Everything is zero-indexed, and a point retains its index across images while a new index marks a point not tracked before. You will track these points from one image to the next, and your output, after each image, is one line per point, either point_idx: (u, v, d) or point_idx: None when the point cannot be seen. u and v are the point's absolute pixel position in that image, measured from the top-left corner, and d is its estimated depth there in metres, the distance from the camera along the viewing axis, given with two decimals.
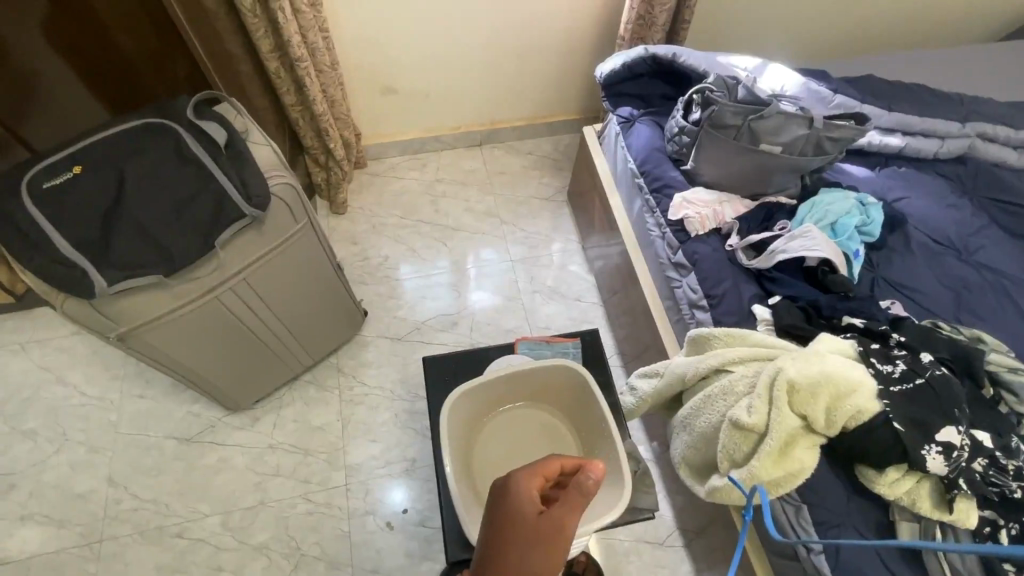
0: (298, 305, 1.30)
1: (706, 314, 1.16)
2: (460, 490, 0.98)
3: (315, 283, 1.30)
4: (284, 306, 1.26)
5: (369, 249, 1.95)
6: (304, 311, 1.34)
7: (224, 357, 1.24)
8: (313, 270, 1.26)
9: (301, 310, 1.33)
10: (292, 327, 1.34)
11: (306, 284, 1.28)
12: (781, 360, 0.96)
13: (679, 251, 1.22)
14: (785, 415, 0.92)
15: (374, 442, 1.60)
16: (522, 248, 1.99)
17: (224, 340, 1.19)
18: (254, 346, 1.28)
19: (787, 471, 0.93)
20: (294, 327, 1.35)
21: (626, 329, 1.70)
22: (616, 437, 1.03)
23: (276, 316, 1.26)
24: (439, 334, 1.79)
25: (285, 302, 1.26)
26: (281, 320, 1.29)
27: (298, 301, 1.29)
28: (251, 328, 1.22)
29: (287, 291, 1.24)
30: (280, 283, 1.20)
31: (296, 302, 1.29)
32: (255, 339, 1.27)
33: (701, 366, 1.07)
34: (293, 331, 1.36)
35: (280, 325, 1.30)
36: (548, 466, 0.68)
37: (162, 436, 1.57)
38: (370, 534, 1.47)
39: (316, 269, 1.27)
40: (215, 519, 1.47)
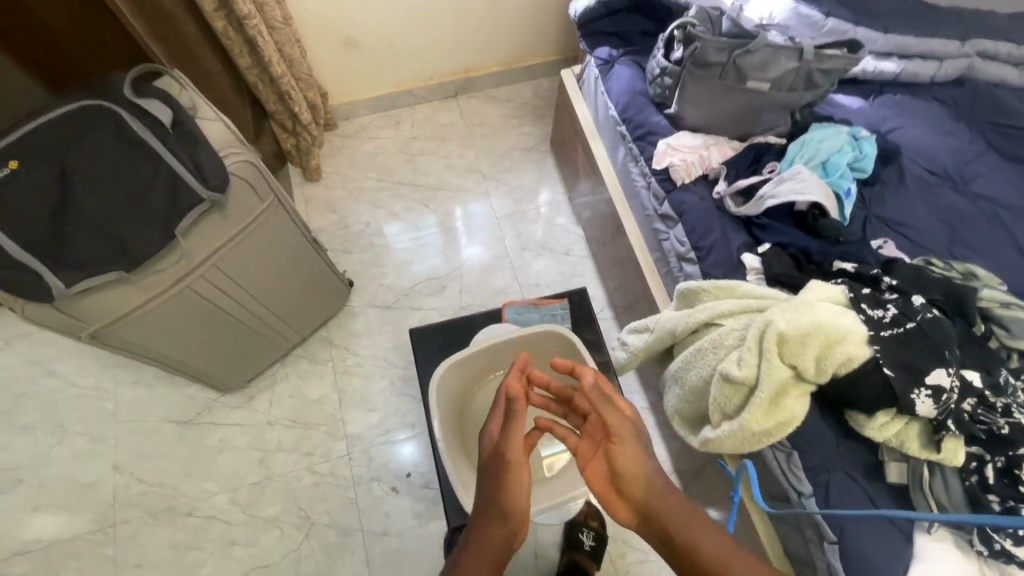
0: (277, 283, 1.27)
1: (695, 267, 1.13)
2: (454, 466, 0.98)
3: (291, 259, 1.26)
4: (261, 288, 1.23)
5: (349, 216, 1.88)
6: (283, 289, 1.30)
7: (206, 345, 1.22)
8: (288, 247, 1.22)
9: (280, 288, 1.29)
10: (273, 307, 1.31)
11: (281, 262, 1.23)
12: (770, 311, 0.94)
13: (666, 201, 1.17)
14: (775, 367, 0.91)
15: (372, 411, 1.61)
16: (506, 204, 1.93)
17: (203, 328, 1.17)
18: (236, 330, 1.26)
19: (778, 420, 0.94)
20: (275, 306, 1.32)
21: (617, 281, 1.68)
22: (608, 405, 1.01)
23: (255, 298, 1.23)
24: (428, 299, 1.76)
25: (262, 284, 1.22)
26: (261, 301, 1.26)
27: (277, 280, 1.26)
28: (229, 313, 1.19)
29: (262, 272, 1.20)
30: (253, 266, 1.16)
31: (274, 282, 1.26)
32: (237, 324, 1.24)
33: (691, 320, 1.06)
34: (274, 311, 1.33)
35: (260, 307, 1.27)
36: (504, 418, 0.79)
37: (161, 420, 1.57)
38: (377, 499, 1.51)
39: (290, 246, 1.22)
40: (224, 496, 1.50)
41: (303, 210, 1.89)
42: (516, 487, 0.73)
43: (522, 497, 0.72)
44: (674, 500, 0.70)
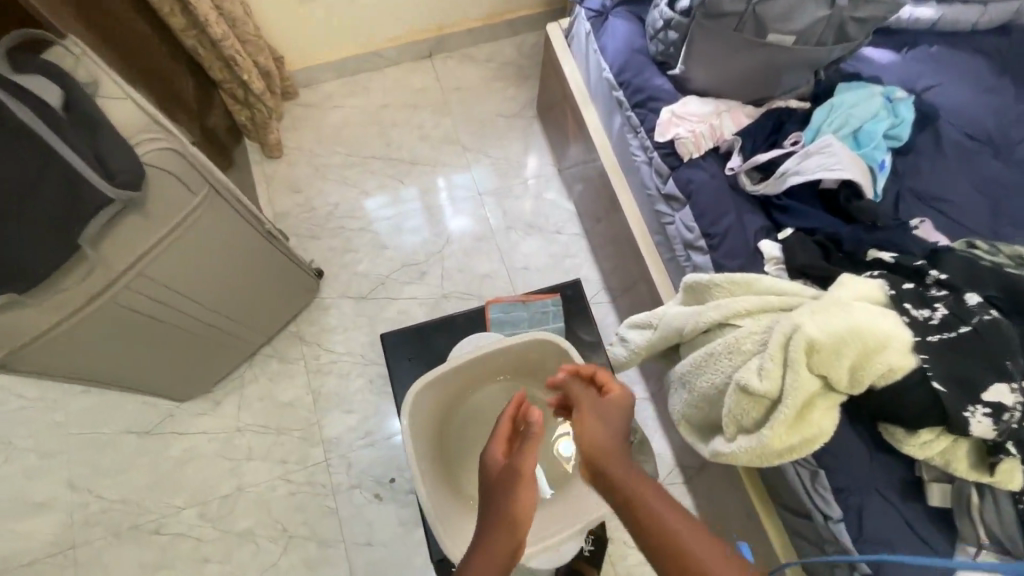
0: (227, 285, 1.11)
1: (705, 258, 0.97)
2: (434, 498, 0.86)
3: (243, 258, 1.10)
4: (208, 292, 1.07)
5: (316, 197, 1.70)
6: (236, 290, 1.15)
7: (147, 357, 1.07)
8: (236, 245, 1.06)
9: (231, 290, 1.14)
10: (225, 310, 1.16)
11: (229, 262, 1.07)
12: (796, 313, 0.81)
13: (671, 179, 1.01)
14: (803, 378, 0.78)
15: (350, 413, 1.48)
16: (489, 178, 1.75)
17: (139, 341, 1.01)
18: (183, 339, 1.11)
19: (804, 437, 0.82)
20: (228, 309, 1.17)
21: (612, 263, 1.53)
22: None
23: (201, 304, 1.08)
24: (406, 287, 1.60)
25: (208, 288, 1.07)
26: (210, 306, 1.11)
27: (226, 282, 1.10)
28: (171, 323, 1.04)
29: (206, 275, 1.04)
30: (191, 271, 1.00)
31: (224, 284, 1.10)
32: (183, 333, 1.09)
33: (702, 319, 0.92)
34: (228, 314, 1.18)
35: (209, 313, 1.12)
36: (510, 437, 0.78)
37: (117, 432, 1.43)
38: (359, 507, 1.40)
39: (239, 243, 1.07)
40: (192, 511, 1.39)
41: (264, 190, 1.70)
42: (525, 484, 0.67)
43: (524, 500, 0.65)
44: (641, 481, 0.59)
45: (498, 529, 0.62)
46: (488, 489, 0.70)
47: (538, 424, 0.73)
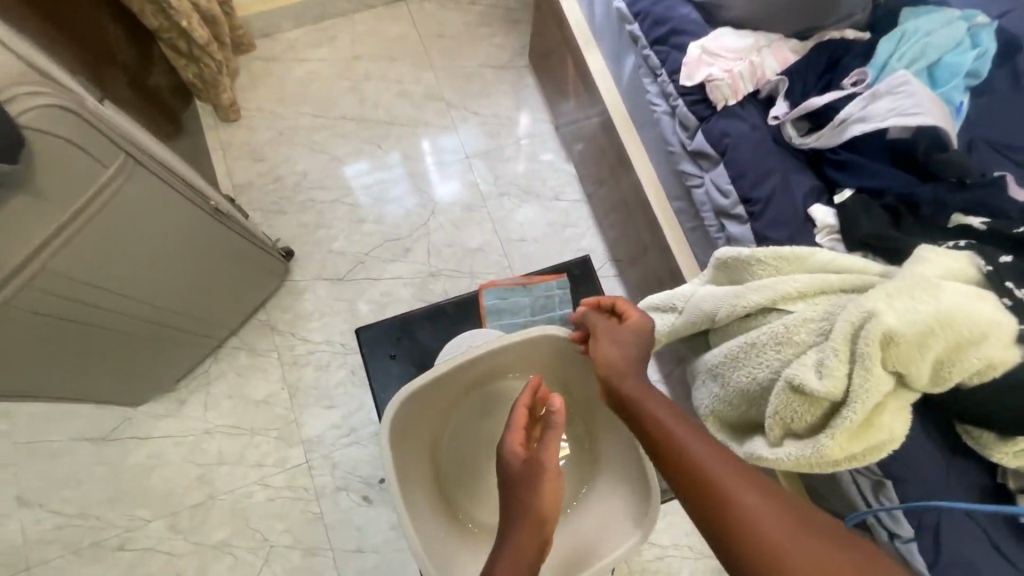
0: (156, 272, 0.93)
1: (744, 228, 0.81)
2: (418, 527, 0.71)
3: (172, 240, 0.92)
4: (125, 281, 0.89)
5: (281, 165, 1.50)
6: (170, 278, 0.96)
7: (56, 361, 0.89)
8: (161, 223, 0.88)
9: (163, 279, 0.95)
10: (162, 302, 0.98)
11: (155, 245, 0.89)
12: (865, 296, 0.65)
13: (699, 133, 0.84)
14: (876, 377, 0.63)
15: (331, 408, 1.33)
16: (478, 139, 1.55)
17: (48, 340, 0.85)
18: (102, 337, 0.93)
19: (869, 445, 0.67)
20: (166, 301, 0.99)
21: (619, 231, 1.36)
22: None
23: (118, 295, 0.89)
24: (389, 266, 1.43)
25: (124, 276, 0.88)
26: (133, 298, 0.92)
27: (153, 268, 0.92)
28: (72, 318, 0.85)
29: (122, 261, 0.86)
30: (112, 259, 0.84)
31: (148, 271, 0.91)
32: (114, 332, 0.94)
33: (742, 303, 0.76)
34: (169, 306, 1.00)
35: (135, 306, 0.93)
36: (518, 422, 0.68)
37: (70, 439, 1.28)
38: (346, 512, 1.27)
39: (165, 221, 0.89)
40: (160, 523, 1.25)
41: (222, 160, 1.49)
42: (550, 485, 0.63)
43: (550, 483, 0.63)
44: (669, 418, 0.60)
45: (530, 522, 0.61)
46: (508, 490, 0.64)
47: (560, 414, 0.66)
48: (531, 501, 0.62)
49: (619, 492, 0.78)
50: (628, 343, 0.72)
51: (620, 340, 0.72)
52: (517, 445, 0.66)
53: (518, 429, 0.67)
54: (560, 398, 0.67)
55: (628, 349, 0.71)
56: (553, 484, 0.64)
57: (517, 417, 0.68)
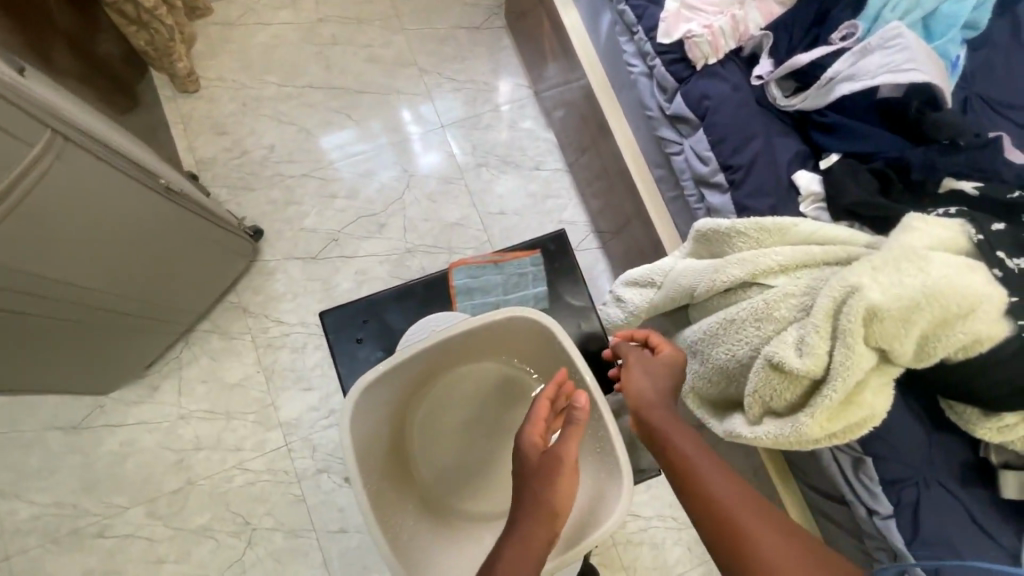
0: (104, 257, 0.90)
1: (724, 197, 0.76)
2: (389, 529, 0.68)
3: (117, 223, 0.88)
4: (67, 268, 0.85)
5: (246, 139, 1.42)
6: (120, 263, 0.93)
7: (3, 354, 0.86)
8: (103, 206, 0.84)
9: (110, 263, 0.91)
10: (110, 287, 0.94)
11: (99, 230, 0.86)
12: (848, 269, 0.61)
13: (678, 96, 0.78)
14: (858, 354, 0.60)
15: (309, 390, 1.29)
16: (453, 106, 1.48)
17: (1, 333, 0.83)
18: (50, 327, 0.90)
19: (849, 423, 0.65)
20: (114, 287, 0.95)
21: (601, 201, 1.30)
22: (612, 418, 0.69)
23: (64, 284, 0.86)
24: (363, 242, 1.37)
25: (66, 263, 0.84)
26: (78, 285, 0.89)
27: (100, 253, 0.88)
28: (15, 309, 0.82)
29: (64, 248, 0.82)
30: (51, 247, 0.80)
31: (95, 256, 0.88)
32: (64, 321, 0.91)
33: (723, 277, 0.72)
34: (117, 292, 0.97)
35: (82, 292, 0.90)
36: (540, 415, 0.65)
37: (42, 429, 1.25)
38: (327, 493, 1.25)
39: (109, 204, 0.85)
40: (139, 510, 1.23)
41: (182, 134, 1.41)
42: (569, 478, 0.60)
43: (568, 477, 0.60)
44: (695, 454, 0.59)
45: (544, 517, 0.58)
46: (523, 482, 0.61)
47: (584, 411, 0.65)
48: (546, 494, 0.59)
49: (592, 467, 0.73)
50: (660, 375, 0.69)
51: (652, 372, 0.69)
52: (534, 436, 0.64)
53: (539, 420, 0.65)
54: (585, 396, 0.65)
55: (659, 381, 0.68)
56: (571, 480, 0.61)
57: (538, 410, 0.66)
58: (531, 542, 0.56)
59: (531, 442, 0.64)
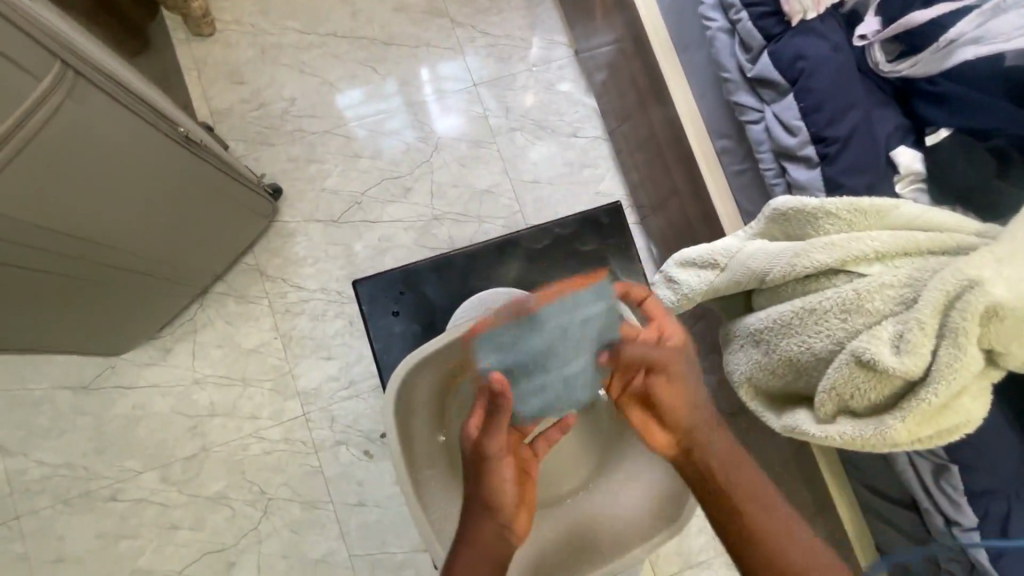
0: (119, 211, 0.83)
1: (808, 173, 0.69)
2: (434, 516, 0.65)
3: (130, 174, 0.80)
4: (80, 222, 0.78)
5: (264, 89, 1.33)
6: (136, 218, 0.86)
7: (13, 313, 0.80)
8: (119, 156, 0.77)
9: (127, 218, 0.85)
10: (125, 244, 0.88)
11: (114, 181, 0.79)
12: (963, 261, 0.55)
13: (765, 56, 0.71)
14: (968, 356, 0.54)
15: (329, 359, 1.24)
16: (486, 63, 1.37)
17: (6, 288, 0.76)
18: (62, 284, 0.84)
19: (940, 428, 0.59)
20: (129, 244, 0.89)
21: (642, 172, 1.22)
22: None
23: (76, 239, 0.79)
24: (388, 207, 1.30)
25: (80, 216, 0.77)
26: (91, 241, 0.82)
27: (115, 208, 0.82)
28: (20, 266, 0.75)
29: (76, 199, 0.75)
30: (63, 197, 0.73)
31: (110, 211, 0.81)
32: (74, 278, 0.85)
33: (805, 264, 0.65)
34: (132, 249, 0.90)
35: (98, 249, 0.84)
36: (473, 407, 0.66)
37: (50, 387, 1.20)
38: (346, 467, 1.20)
39: (124, 152, 0.78)
40: (153, 474, 1.19)
41: (196, 81, 1.32)
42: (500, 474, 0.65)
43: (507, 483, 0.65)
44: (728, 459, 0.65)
45: (480, 511, 0.63)
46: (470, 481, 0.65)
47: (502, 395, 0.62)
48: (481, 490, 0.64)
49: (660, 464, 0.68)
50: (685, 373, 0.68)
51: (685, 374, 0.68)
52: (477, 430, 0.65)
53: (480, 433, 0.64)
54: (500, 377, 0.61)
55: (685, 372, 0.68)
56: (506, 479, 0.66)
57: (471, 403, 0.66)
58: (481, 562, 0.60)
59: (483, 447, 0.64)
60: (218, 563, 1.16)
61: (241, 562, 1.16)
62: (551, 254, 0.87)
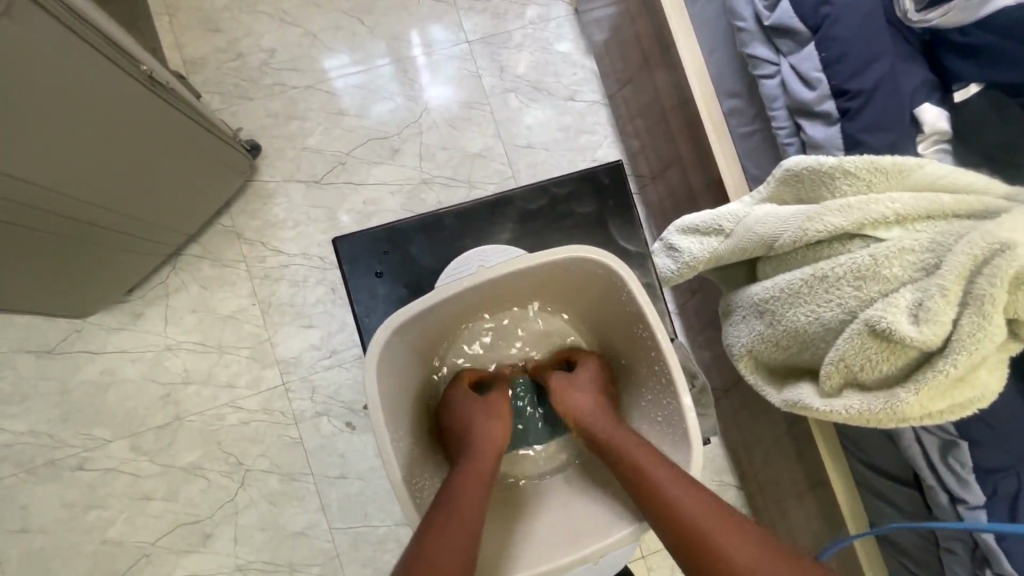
0: (75, 155, 0.76)
1: (823, 132, 0.66)
2: (417, 494, 0.60)
3: (85, 114, 0.73)
4: (31, 166, 0.71)
5: (241, 39, 1.24)
6: (92, 165, 0.79)
7: None
8: (73, 96, 0.71)
9: (85, 166, 0.78)
10: (83, 192, 0.81)
11: (65, 123, 0.71)
12: (993, 224, 0.51)
13: (784, 3, 0.66)
14: (991, 326, 0.51)
15: (310, 327, 1.18)
16: (481, 18, 1.29)
17: None
18: (14, 238, 0.77)
19: (954, 402, 0.56)
20: (87, 193, 0.82)
21: (642, 139, 1.16)
22: (685, 389, 0.60)
23: (27, 184, 0.72)
24: (373, 169, 1.23)
25: (31, 159, 0.70)
26: (44, 187, 0.75)
27: (71, 154, 0.75)
28: None
29: (25, 139, 0.68)
30: (13, 140, 0.67)
31: (64, 155, 0.74)
32: (26, 230, 0.78)
33: (820, 227, 0.60)
34: (92, 200, 0.83)
35: (52, 198, 0.77)
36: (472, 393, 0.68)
37: (11, 350, 1.13)
38: (327, 438, 1.15)
39: (76, 89, 0.71)
40: (123, 444, 1.14)
41: (168, 27, 1.23)
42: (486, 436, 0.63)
43: (487, 455, 0.60)
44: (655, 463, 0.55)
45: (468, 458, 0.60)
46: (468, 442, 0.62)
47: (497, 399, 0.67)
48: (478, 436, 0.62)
49: (657, 438, 0.64)
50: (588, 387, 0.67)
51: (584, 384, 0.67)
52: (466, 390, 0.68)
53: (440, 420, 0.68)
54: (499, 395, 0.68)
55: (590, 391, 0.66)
56: (490, 437, 0.62)
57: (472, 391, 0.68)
58: (438, 547, 0.50)
59: (458, 402, 0.67)
60: (193, 535, 1.12)
61: (216, 534, 1.12)
62: (546, 217, 0.82)
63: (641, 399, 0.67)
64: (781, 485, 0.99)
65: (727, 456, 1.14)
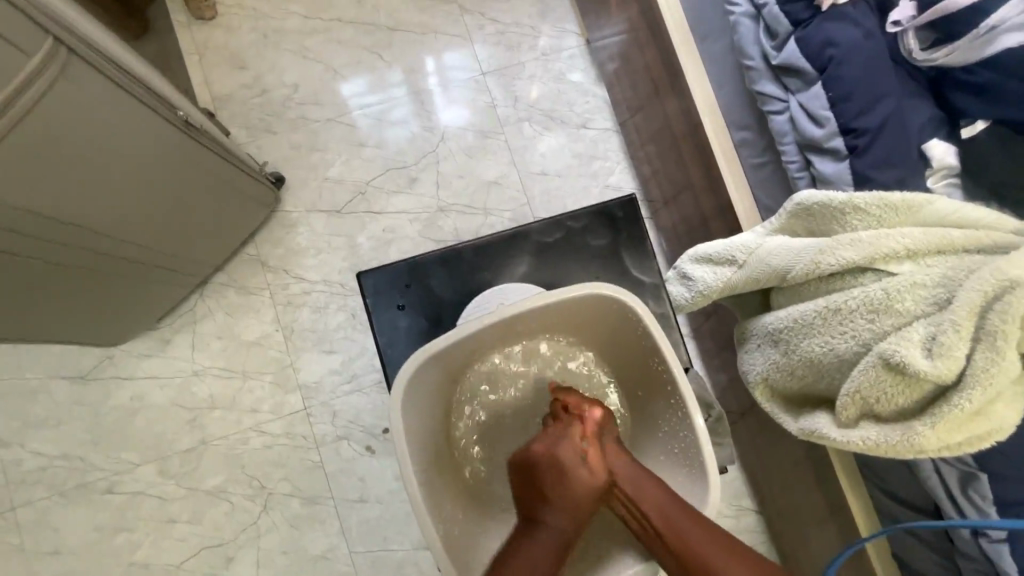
0: (113, 196, 0.80)
1: (833, 168, 0.67)
2: (442, 525, 0.62)
3: (127, 159, 0.78)
4: (75, 208, 0.76)
5: (266, 76, 1.30)
6: (132, 205, 0.84)
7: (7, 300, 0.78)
8: (116, 143, 0.75)
9: (124, 206, 0.83)
10: (122, 230, 0.86)
11: (109, 167, 0.76)
12: (1003, 260, 0.52)
13: (791, 44, 0.69)
14: (1004, 361, 0.51)
15: (330, 352, 1.21)
16: (495, 51, 1.34)
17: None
18: (56, 274, 0.82)
19: (972, 435, 0.56)
20: (125, 230, 0.86)
21: (654, 165, 1.18)
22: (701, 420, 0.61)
23: (68, 224, 0.77)
24: (392, 198, 1.26)
25: (75, 201, 0.75)
26: (83, 227, 0.79)
27: (111, 195, 0.79)
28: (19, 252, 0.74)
29: (69, 182, 0.73)
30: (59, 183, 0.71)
31: (105, 195, 0.79)
32: (67, 267, 0.83)
33: (833, 262, 0.61)
34: (128, 237, 0.88)
35: (93, 236, 0.82)
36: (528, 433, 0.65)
37: (47, 376, 1.18)
38: (347, 462, 1.18)
39: (120, 137, 0.76)
40: (151, 467, 1.17)
41: (198, 66, 1.29)
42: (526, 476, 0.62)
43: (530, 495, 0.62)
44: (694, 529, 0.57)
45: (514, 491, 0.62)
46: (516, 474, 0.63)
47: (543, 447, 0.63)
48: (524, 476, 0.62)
49: (677, 469, 0.65)
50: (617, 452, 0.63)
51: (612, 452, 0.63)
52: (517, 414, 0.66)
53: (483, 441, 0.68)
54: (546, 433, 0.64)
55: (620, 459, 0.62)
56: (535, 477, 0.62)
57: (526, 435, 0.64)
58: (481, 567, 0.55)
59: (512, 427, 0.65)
60: (217, 557, 1.14)
61: (239, 557, 1.14)
62: (562, 249, 0.85)
63: (656, 431, 0.68)
64: (801, 510, 0.98)
65: (745, 481, 1.14)
